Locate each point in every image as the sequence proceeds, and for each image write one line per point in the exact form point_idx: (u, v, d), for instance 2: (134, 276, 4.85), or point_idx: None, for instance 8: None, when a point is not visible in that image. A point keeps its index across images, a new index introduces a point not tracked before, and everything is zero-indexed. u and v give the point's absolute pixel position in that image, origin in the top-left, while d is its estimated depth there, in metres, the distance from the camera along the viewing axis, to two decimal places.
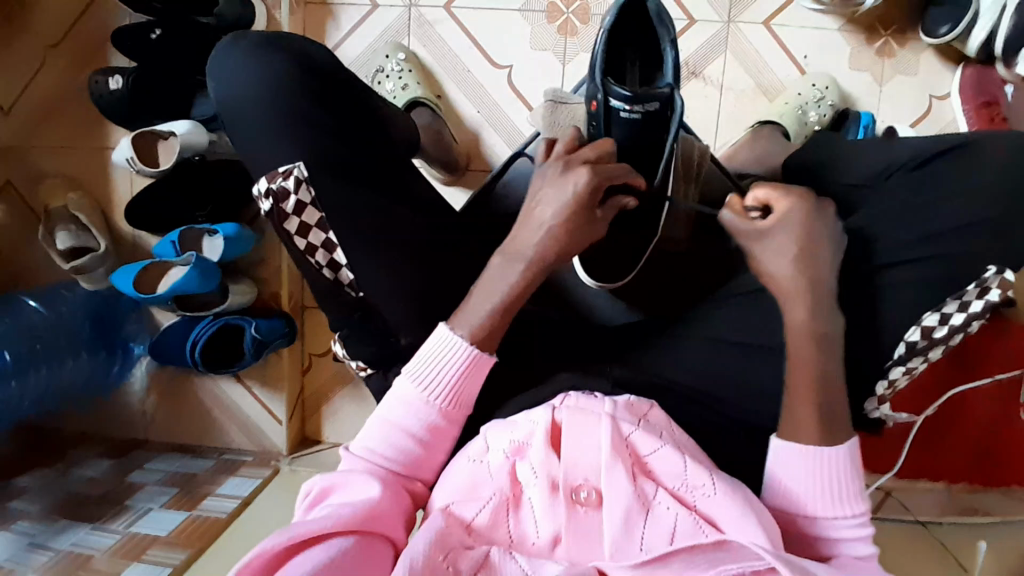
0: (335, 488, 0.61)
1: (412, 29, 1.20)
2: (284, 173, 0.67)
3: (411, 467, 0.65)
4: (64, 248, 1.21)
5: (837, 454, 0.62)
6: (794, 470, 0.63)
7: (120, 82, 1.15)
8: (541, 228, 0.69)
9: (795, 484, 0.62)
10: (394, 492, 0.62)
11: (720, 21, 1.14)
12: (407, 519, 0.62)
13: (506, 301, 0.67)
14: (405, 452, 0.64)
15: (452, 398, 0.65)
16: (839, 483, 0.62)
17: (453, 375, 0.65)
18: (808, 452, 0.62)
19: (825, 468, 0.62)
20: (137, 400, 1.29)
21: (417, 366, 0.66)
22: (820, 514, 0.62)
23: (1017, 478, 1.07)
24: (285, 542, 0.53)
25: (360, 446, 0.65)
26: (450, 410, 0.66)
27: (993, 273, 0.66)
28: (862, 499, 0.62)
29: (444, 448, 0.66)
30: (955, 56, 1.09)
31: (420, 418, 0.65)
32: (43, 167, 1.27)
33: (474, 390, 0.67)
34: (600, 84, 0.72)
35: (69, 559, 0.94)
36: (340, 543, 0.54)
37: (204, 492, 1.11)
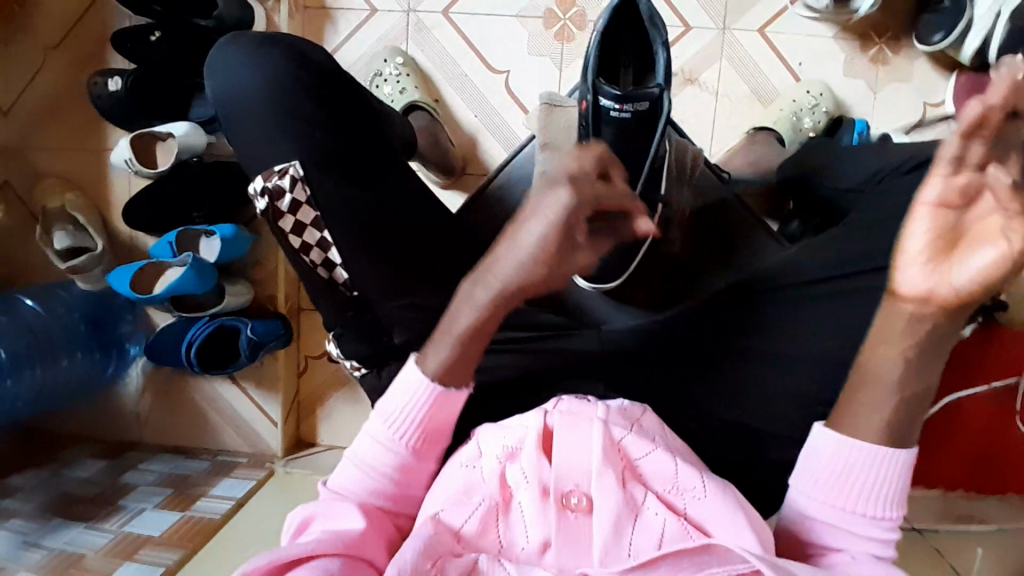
0: (317, 517, 0.61)
1: (411, 34, 1.21)
2: (279, 171, 0.68)
3: (393, 501, 0.64)
4: (63, 248, 1.22)
5: (898, 457, 0.53)
6: (830, 461, 0.55)
7: (119, 83, 1.16)
8: (516, 261, 0.58)
9: (835, 475, 0.55)
10: (378, 524, 0.61)
11: (715, 28, 1.15)
12: (394, 549, 0.62)
13: (474, 333, 0.61)
14: (383, 487, 0.64)
15: (420, 434, 0.63)
16: (884, 484, 0.54)
17: (421, 413, 0.63)
18: (844, 444, 0.54)
19: (878, 466, 0.53)
20: (131, 402, 1.29)
21: (384, 404, 0.64)
22: (852, 511, 0.54)
23: (1014, 486, 1.08)
24: (267, 563, 0.54)
25: (337, 483, 0.65)
26: (419, 446, 0.64)
27: None
28: (901, 505, 0.55)
29: (422, 481, 0.65)
30: (948, 64, 1.10)
31: (390, 454, 0.64)
32: (42, 167, 1.27)
33: (444, 426, 0.65)
34: (591, 85, 0.73)
35: (62, 559, 0.94)
36: (325, 564, 0.54)
37: (198, 493, 1.11)
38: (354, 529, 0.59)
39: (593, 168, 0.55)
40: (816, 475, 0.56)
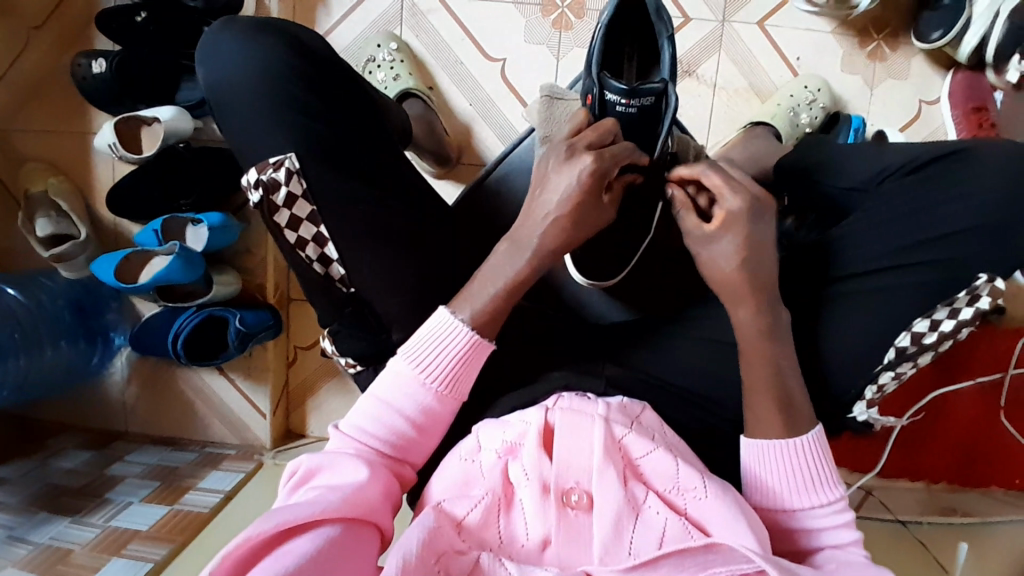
0: (321, 470, 0.61)
1: (405, 19, 1.18)
2: (274, 164, 0.66)
3: (400, 451, 0.65)
4: (45, 235, 1.18)
5: (806, 441, 0.63)
6: (769, 463, 0.63)
7: (103, 66, 1.11)
8: (546, 221, 0.69)
9: (769, 476, 0.63)
10: (381, 475, 0.62)
11: (715, 20, 1.14)
12: (394, 503, 0.62)
13: (506, 288, 0.68)
14: (393, 437, 0.64)
15: (449, 382, 0.65)
16: (812, 469, 0.62)
17: (452, 360, 0.65)
18: (773, 446, 0.63)
19: (797, 456, 0.62)
20: (117, 391, 1.27)
21: (411, 348, 0.66)
22: (798, 505, 0.62)
23: (996, 480, 1.10)
24: (271, 529, 0.53)
25: (350, 426, 0.65)
26: (445, 394, 0.65)
27: (984, 282, 0.67)
28: (838, 483, 0.62)
29: (433, 434, 0.66)
30: (945, 62, 1.10)
31: (414, 400, 0.65)
32: (23, 151, 1.24)
33: (470, 376, 0.67)
34: (596, 78, 0.71)
35: (49, 553, 0.92)
36: (327, 532, 0.54)
37: (186, 485, 1.09)
38: (358, 481, 0.60)
39: (602, 139, 0.69)
40: (755, 486, 0.64)
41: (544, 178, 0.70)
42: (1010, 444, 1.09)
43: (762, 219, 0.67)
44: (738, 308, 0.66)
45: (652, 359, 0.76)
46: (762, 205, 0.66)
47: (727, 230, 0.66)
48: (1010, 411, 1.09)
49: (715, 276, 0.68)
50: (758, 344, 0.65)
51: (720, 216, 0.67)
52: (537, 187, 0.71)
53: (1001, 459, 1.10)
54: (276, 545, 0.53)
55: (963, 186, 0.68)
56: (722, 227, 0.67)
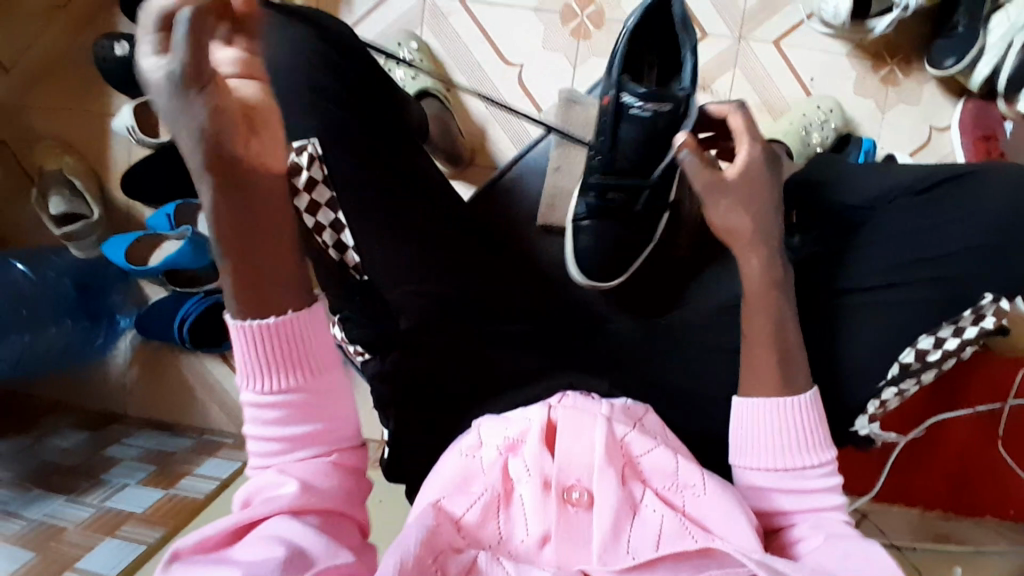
0: (250, 496, 0.55)
1: (426, 19, 1.20)
2: (297, 148, 0.67)
3: (314, 447, 0.57)
4: (58, 213, 1.20)
5: (803, 401, 0.63)
6: (763, 421, 0.64)
7: (126, 48, 1.13)
8: None
9: (762, 435, 0.64)
10: (308, 479, 0.55)
11: (730, 37, 1.16)
12: (337, 489, 0.56)
13: None
14: (292, 443, 0.56)
15: (295, 368, 0.55)
16: (807, 430, 0.63)
17: (272, 350, 0.55)
18: (769, 404, 0.64)
19: (793, 416, 0.63)
20: (118, 372, 1.28)
21: (242, 362, 0.56)
22: (789, 465, 0.63)
23: (990, 509, 1.10)
24: (217, 531, 0.51)
25: (254, 460, 0.57)
26: (300, 382, 0.56)
27: (989, 301, 0.68)
28: (828, 446, 0.64)
29: (329, 416, 0.58)
30: (957, 90, 1.11)
31: (279, 410, 0.56)
32: (40, 130, 1.25)
33: (321, 344, 0.57)
34: (614, 82, 0.72)
35: (42, 531, 0.92)
36: (277, 526, 0.52)
37: (182, 471, 1.09)
38: (286, 494, 0.53)
39: None
40: (750, 446, 0.65)
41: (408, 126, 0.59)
42: (1007, 473, 1.09)
43: (776, 170, 0.69)
44: (749, 256, 0.67)
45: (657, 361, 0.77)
46: (772, 151, 0.69)
47: (744, 176, 0.67)
48: (1007, 440, 1.09)
49: (735, 231, 0.67)
50: (761, 348, 0.65)
51: (738, 166, 0.67)
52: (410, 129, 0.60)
53: (997, 487, 1.10)
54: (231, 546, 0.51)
55: (974, 206, 0.69)
56: (741, 177, 0.67)
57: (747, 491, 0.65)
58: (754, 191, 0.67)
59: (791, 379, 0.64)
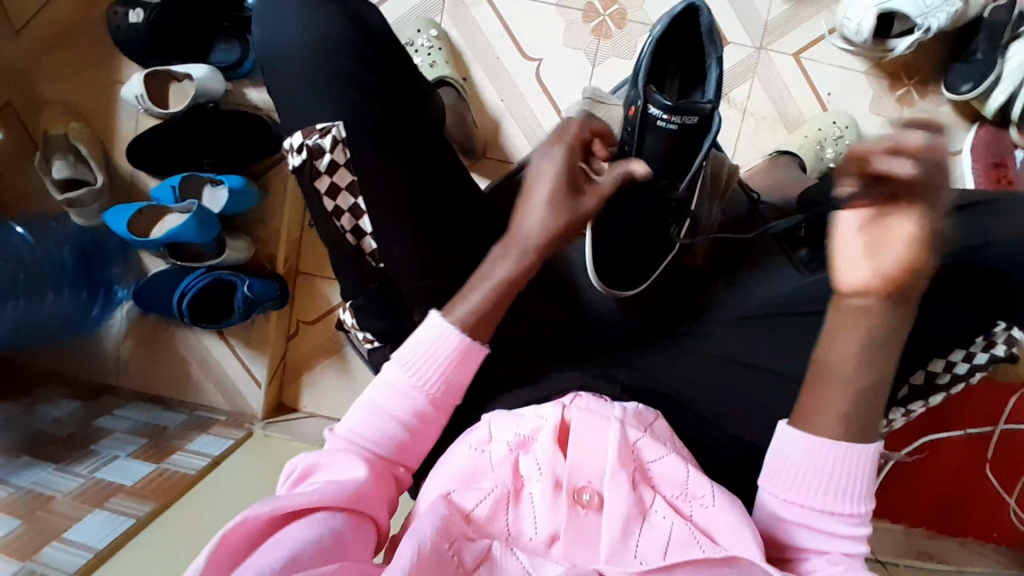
0: (320, 467, 0.62)
1: (447, 8, 1.19)
2: (321, 130, 0.67)
3: (396, 453, 0.65)
4: (59, 178, 1.16)
5: (863, 452, 0.60)
6: (811, 458, 0.60)
7: (140, 16, 1.11)
8: (535, 209, 0.71)
9: (804, 471, 0.60)
10: (379, 479, 0.62)
11: (752, 46, 1.16)
12: (390, 505, 0.63)
13: (500, 287, 0.68)
14: (392, 440, 0.64)
15: (441, 386, 0.65)
16: (853, 479, 0.60)
17: (443, 363, 0.65)
18: (823, 445, 0.60)
19: (848, 464, 0.60)
20: (112, 343, 1.27)
21: (409, 352, 0.66)
22: (819, 507, 0.60)
23: (974, 530, 1.10)
24: (269, 513, 0.54)
25: (344, 428, 0.65)
26: (438, 398, 0.66)
27: (1001, 329, 0.69)
28: (868, 502, 0.60)
29: (428, 436, 0.66)
30: (970, 115, 1.11)
31: (408, 405, 0.65)
32: (48, 93, 1.23)
33: (464, 379, 0.67)
34: (641, 91, 0.73)
35: (29, 498, 0.91)
36: (328, 521, 0.56)
37: (173, 446, 1.08)
38: (356, 482, 0.60)
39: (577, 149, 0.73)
40: (792, 482, 0.61)
41: (534, 177, 0.73)
42: (991, 495, 1.11)
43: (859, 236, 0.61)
44: (866, 318, 0.62)
45: (665, 365, 0.78)
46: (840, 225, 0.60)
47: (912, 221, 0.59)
48: (996, 466, 1.11)
49: (860, 287, 0.62)
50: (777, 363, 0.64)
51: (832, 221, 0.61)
52: (533, 177, 0.73)
53: (982, 511, 1.11)
54: (279, 527, 0.55)
55: None
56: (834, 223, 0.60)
57: (770, 521, 0.63)
58: (908, 241, 0.59)
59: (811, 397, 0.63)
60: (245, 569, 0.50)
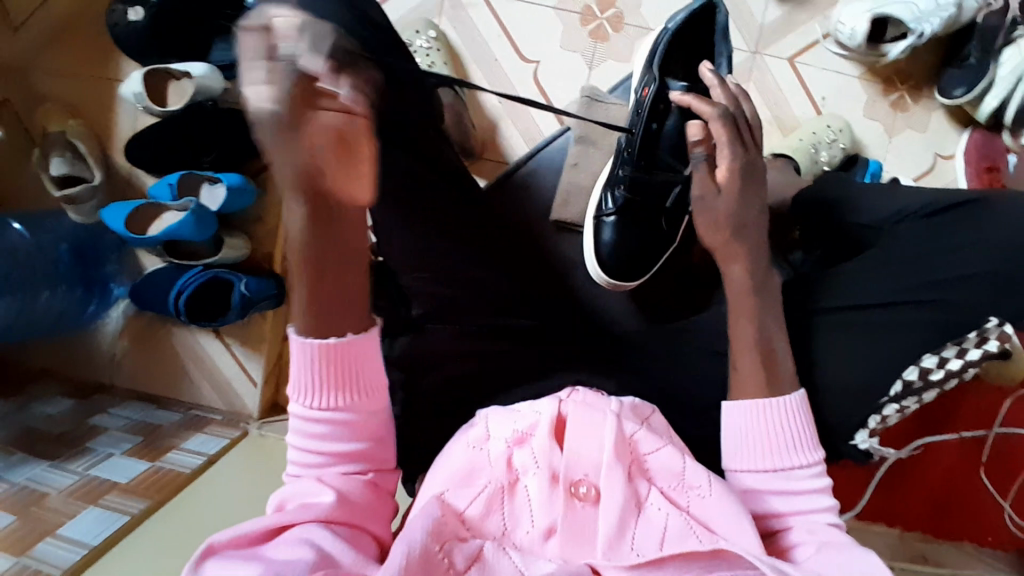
0: (287, 498, 0.60)
1: (446, 10, 1.20)
2: None
3: (352, 464, 0.63)
4: (57, 175, 1.17)
5: (791, 401, 0.65)
6: (752, 422, 0.65)
7: (139, 14, 1.12)
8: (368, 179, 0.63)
9: (752, 438, 0.65)
10: (346, 489, 0.61)
11: (747, 51, 1.17)
12: (371, 508, 0.62)
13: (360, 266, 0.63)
14: (336, 454, 0.63)
15: (341, 386, 0.62)
16: (795, 432, 0.64)
17: (320, 365, 0.62)
18: (760, 405, 0.65)
19: (784, 416, 0.65)
20: (108, 342, 1.26)
21: (299, 376, 0.62)
22: (775, 465, 0.64)
23: (967, 532, 1.11)
24: (235, 540, 0.53)
25: (292, 466, 0.63)
26: (350, 400, 0.62)
27: (994, 325, 0.69)
28: (816, 448, 0.65)
29: (371, 435, 0.64)
30: (963, 119, 1.13)
31: (327, 417, 0.62)
32: (45, 90, 1.23)
33: (367, 369, 0.63)
34: (656, 76, 0.77)
35: (24, 495, 0.90)
36: (301, 532, 0.55)
37: (169, 445, 1.08)
38: (324, 503, 0.59)
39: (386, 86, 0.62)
40: (744, 447, 0.65)
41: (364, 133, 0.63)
42: (984, 496, 1.11)
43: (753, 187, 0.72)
44: (731, 265, 0.71)
45: (663, 362, 0.78)
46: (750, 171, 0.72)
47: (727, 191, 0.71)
48: (989, 468, 1.12)
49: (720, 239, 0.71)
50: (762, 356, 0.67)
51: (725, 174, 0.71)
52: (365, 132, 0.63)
53: (973, 513, 1.11)
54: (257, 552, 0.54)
55: (982, 234, 0.70)
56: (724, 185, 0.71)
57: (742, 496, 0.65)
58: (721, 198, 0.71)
59: (784, 385, 0.66)
60: None
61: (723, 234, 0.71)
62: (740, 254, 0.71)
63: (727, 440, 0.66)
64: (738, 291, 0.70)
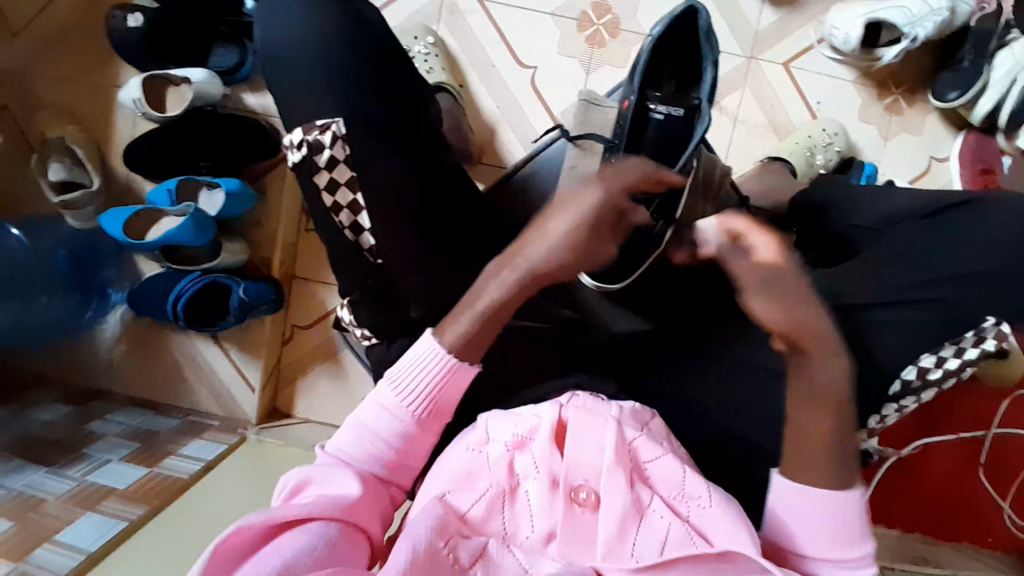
0: (310, 482, 0.61)
1: (444, 16, 1.21)
2: (321, 127, 0.69)
3: (388, 472, 0.66)
4: (56, 180, 1.17)
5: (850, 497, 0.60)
6: (802, 508, 0.60)
7: (140, 20, 1.13)
8: (545, 244, 0.66)
9: (798, 524, 0.60)
10: (371, 492, 0.63)
11: (742, 56, 1.18)
12: (385, 516, 0.63)
13: (491, 311, 0.66)
14: (383, 458, 0.65)
15: (428, 406, 0.66)
16: (849, 526, 0.60)
17: (430, 383, 0.65)
18: (813, 493, 0.60)
19: (840, 511, 0.59)
20: (104, 348, 1.26)
21: (396, 371, 0.66)
22: (820, 553, 0.60)
23: (967, 535, 1.11)
24: (262, 523, 0.55)
25: (334, 446, 0.66)
26: (426, 418, 0.66)
27: (992, 324, 0.70)
28: (867, 542, 0.60)
29: (417, 455, 0.67)
30: (958, 123, 1.14)
31: (395, 423, 0.65)
32: (44, 95, 1.23)
33: (451, 399, 0.67)
34: (635, 89, 0.77)
35: (21, 501, 0.90)
36: (320, 529, 0.56)
37: (166, 450, 1.07)
38: (349, 496, 0.60)
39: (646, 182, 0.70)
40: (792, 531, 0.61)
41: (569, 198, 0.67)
42: (984, 499, 1.11)
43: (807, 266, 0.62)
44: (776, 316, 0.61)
45: (662, 362, 0.78)
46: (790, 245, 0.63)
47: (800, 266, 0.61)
48: (988, 471, 1.12)
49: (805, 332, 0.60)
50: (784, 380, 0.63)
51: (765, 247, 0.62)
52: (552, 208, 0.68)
53: (974, 516, 1.11)
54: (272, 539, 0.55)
55: (977, 233, 0.71)
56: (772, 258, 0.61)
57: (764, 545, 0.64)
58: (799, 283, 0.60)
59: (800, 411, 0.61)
60: None
61: (814, 327, 0.60)
62: (835, 350, 0.60)
63: (772, 520, 0.62)
64: (822, 386, 0.60)
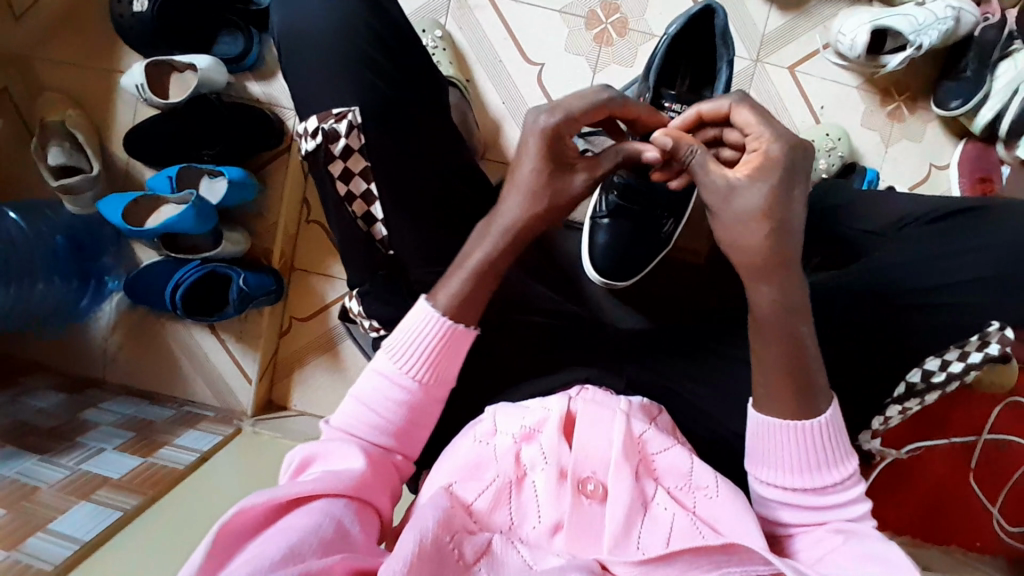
0: (317, 458, 0.62)
1: (451, 10, 1.21)
2: (337, 115, 0.68)
3: (393, 442, 0.65)
4: (55, 164, 1.15)
5: (822, 422, 0.58)
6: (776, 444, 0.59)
7: (145, 5, 1.12)
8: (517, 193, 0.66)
9: (776, 460, 0.60)
10: (377, 465, 0.63)
11: (749, 59, 1.19)
12: (393, 491, 0.64)
13: (478, 269, 0.66)
14: (385, 428, 0.65)
15: (428, 372, 0.65)
16: (824, 450, 0.59)
17: (426, 349, 0.65)
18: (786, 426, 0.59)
19: (811, 437, 0.58)
20: (100, 337, 1.24)
21: (393, 342, 0.66)
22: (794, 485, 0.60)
23: (957, 539, 1.12)
24: (265, 503, 0.54)
25: (338, 420, 0.66)
26: (426, 384, 0.66)
27: (995, 328, 0.70)
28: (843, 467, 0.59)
29: (421, 422, 0.67)
30: (959, 131, 1.15)
31: (393, 391, 0.65)
32: (44, 79, 1.21)
33: (449, 364, 0.67)
34: (650, 87, 0.78)
35: (15, 488, 0.88)
36: (324, 508, 0.56)
37: (162, 440, 1.06)
38: (353, 471, 0.60)
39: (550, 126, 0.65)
40: (764, 459, 0.61)
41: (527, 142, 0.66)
42: (975, 506, 1.12)
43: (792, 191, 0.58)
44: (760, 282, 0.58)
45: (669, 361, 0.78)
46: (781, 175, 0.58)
47: (760, 178, 0.58)
48: (979, 477, 1.12)
49: (751, 249, 0.57)
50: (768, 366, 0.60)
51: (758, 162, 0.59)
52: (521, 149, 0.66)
53: (965, 521, 1.12)
54: (279, 517, 0.55)
55: (984, 238, 0.71)
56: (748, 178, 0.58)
57: (757, 497, 0.63)
58: (756, 207, 0.57)
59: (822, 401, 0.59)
60: (245, 560, 0.50)
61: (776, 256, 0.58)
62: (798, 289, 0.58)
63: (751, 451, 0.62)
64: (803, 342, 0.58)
